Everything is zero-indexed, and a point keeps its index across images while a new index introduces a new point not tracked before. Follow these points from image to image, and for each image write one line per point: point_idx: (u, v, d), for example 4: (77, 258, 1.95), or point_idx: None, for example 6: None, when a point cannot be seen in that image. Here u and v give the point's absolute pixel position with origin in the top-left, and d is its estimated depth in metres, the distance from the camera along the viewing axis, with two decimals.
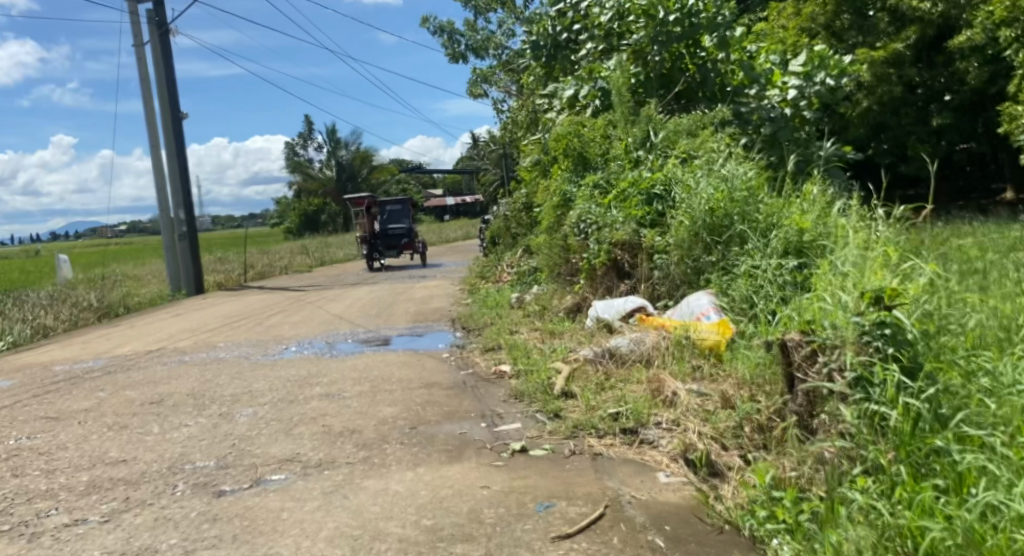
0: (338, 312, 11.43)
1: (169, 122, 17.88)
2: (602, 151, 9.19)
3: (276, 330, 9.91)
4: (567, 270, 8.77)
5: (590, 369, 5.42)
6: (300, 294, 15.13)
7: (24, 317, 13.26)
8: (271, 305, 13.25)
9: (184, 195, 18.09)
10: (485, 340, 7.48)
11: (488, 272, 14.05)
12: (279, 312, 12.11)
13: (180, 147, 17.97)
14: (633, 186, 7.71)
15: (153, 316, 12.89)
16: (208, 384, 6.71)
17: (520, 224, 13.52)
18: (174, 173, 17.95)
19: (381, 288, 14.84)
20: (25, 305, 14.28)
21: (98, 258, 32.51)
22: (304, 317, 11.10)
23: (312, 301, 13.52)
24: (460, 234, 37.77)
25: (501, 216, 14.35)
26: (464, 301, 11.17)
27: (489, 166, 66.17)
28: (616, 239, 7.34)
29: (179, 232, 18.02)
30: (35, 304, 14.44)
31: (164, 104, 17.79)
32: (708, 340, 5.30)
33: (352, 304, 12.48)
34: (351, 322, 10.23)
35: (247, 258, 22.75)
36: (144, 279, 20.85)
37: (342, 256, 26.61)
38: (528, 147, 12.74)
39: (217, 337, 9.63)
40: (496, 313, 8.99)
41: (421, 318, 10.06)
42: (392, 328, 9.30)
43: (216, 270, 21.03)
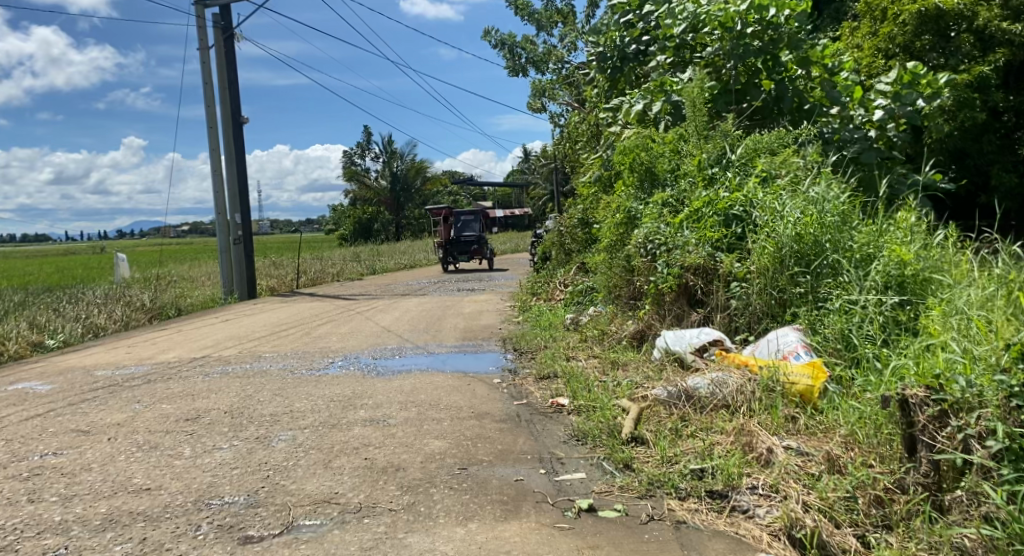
0: (386, 325, 11.01)
1: (229, 124, 17.84)
2: (671, 167, 8.55)
3: (322, 342, 9.53)
4: (630, 295, 8.12)
5: (664, 414, 4.83)
6: (348, 303, 14.80)
7: (76, 315, 13.20)
8: (319, 315, 12.90)
9: (240, 198, 18.01)
10: (541, 365, 6.93)
11: (540, 289, 13.46)
12: (325, 322, 11.74)
13: (239, 150, 17.92)
14: (708, 205, 7.00)
15: (200, 321, 12.66)
16: (247, 400, 6.31)
17: (576, 240, 12.96)
18: (232, 176, 17.89)
19: (430, 301, 14.41)
20: (78, 303, 14.24)
21: (155, 258, 32.95)
22: (352, 329, 10.71)
23: (359, 312, 13.15)
24: (511, 247, 37.34)
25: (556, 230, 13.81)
26: (516, 320, 10.62)
27: (542, 179, 65.85)
28: (690, 264, 6.55)
29: (233, 235, 17.93)
30: (88, 303, 14.40)
31: (225, 107, 17.78)
32: (799, 384, 4.70)
33: (399, 317, 12.05)
34: (398, 337, 9.79)
35: (299, 263, 22.63)
36: (197, 280, 20.87)
37: (392, 265, 26.37)
38: (588, 161, 12.17)
39: (261, 348, 9.28)
40: (550, 336, 8.36)
41: (471, 336, 9.56)
42: (441, 345, 8.84)
43: (268, 275, 20.94)
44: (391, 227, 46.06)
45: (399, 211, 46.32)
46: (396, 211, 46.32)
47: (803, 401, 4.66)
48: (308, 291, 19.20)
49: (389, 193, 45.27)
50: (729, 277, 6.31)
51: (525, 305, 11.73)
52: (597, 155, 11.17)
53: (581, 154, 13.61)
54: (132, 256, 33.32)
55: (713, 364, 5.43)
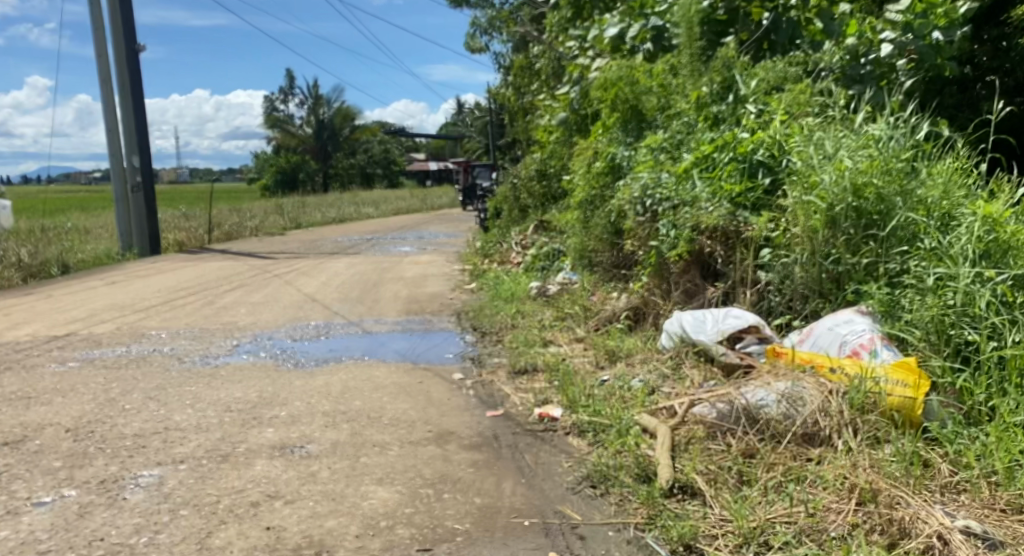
0: (309, 292, 9.24)
1: (122, 52, 15.31)
2: (659, 103, 6.81)
3: (228, 317, 7.72)
4: (620, 262, 6.57)
5: (716, 448, 3.20)
6: (266, 263, 12.86)
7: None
8: (228, 277, 10.97)
9: (137, 139, 15.60)
10: (511, 355, 5.35)
11: (492, 251, 11.74)
12: (235, 287, 9.86)
13: (135, 83, 15.42)
14: (724, 148, 5.34)
15: (78, 284, 10.56)
16: (106, 409, 4.56)
17: (533, 195, 11.40)
18: (128, 113, 15.43)
19: (363, 262, 12.59)
20: None
21: (48, 207, 29.81)
22: (267, 297, 8.90)
23: (279, 274, 11.27)
24: (446, 200, 35.31)
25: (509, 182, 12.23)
26: (467, 290, 8.96)
27: (475, 132, 63.95)
28: (705, 226, 4.90)
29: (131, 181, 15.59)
30: None
31: (116, 31, 15.20)
32: (892, 396, 3.12)
33: (326, 281, 10.26)
34: (324, 309, 8.04)
35: (212, 216, 20.34)
36: (92, 233, 18.45)
37: (319, 219, 24.19)
38: (551, 102, 10.54)
39: (147, 325, 7.42)
40: (517, 311, 6.79)
41: (414, 308, 7.88)
42: (379, 321, 7.19)
43: (176, 227, 18.67)
44: (317, 177, 43.32)
45: (326, 159, 43.67)
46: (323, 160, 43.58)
47: (904, 424, 3.10)
48: (220, 246, 17.07)
49: (315, 141, 42.55)
50: (756, 243, 4.70)
51: (477, 271, 10.05)
52: (565, 94, 9.46)
53: (538, 95, 11.95)
54: (29, 202, 30.20)
55: (763, 365, 3.80)
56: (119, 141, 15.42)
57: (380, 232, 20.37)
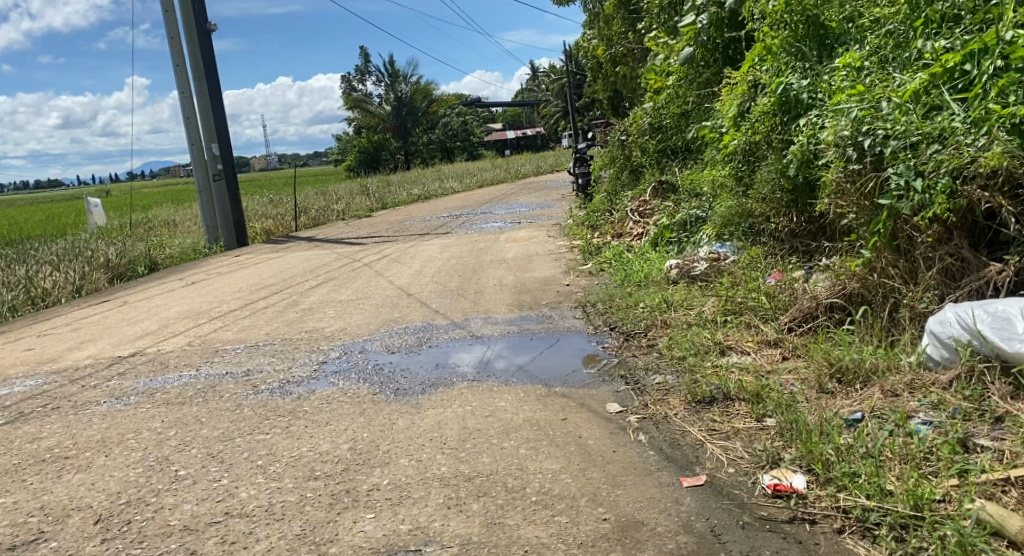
0: (403, 285, 8.01)
1: (194, 36, 14.34)
2: (847, 11, 5.10)
3: (312, 323, 6.56)
4: (806, 232, 5.07)
5: None
6: (353, 250, 11.79)
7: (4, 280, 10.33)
8: (313, 270, 9.88)
9: (215, 125, 14.71)
10: (686, 374, 3.93)
11: (602, 222, 10.18)
12: (321, 282, 8.75)
13: (209, 67, 14.47)
14: (986, 54, 3.73)
15: (159, 286, 9.71)
16: (156, 480, 3.39)
17: (649, 153, 9.83)
18: (204, 99, 14.53)
19: (456, 243, 11.29)
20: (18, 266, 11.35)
21: (139, 202, 29.99)
22: (356, 294, 7.72)
23: (368, 263, 10.11)
24: (532, 168, 33.84)
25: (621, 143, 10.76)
26: (585, 272, 7.48)
27: (554, 95, 62.00)
28: (981, 170, 3.31)
29: (212, 170, 14.76)
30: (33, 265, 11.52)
31: (186, 13, 14.19)
32: None
33: (420, 269, 9.00)
34: (422, 306, 6.78)
35: (297, 201, 19.57)
36: (180, 226, 17.94)
37: (404, 196, 23.11)
38: (668, 41, 8.91)
39: (222, 337, 6.34)
40: (667, 302, 5.29)
41: (528, 300, 6.49)
42: (490, 321, 5.88)
43: (263, 215, 17.96)
44: (399, 154, 42.52)
45: (406, 136, 42.97)
46: (404, 136, 42.76)
47: None
48: (307, 233, 16.22)
49: (395, 117, 41.75)
50: None
51: (592, 248, 8.53)
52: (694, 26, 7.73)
53: (647, 36, 10.31)
54: (123, 199, 30.44)
55: None
56: (198, 130, 14.57)
57: (468, 207, 19.07)
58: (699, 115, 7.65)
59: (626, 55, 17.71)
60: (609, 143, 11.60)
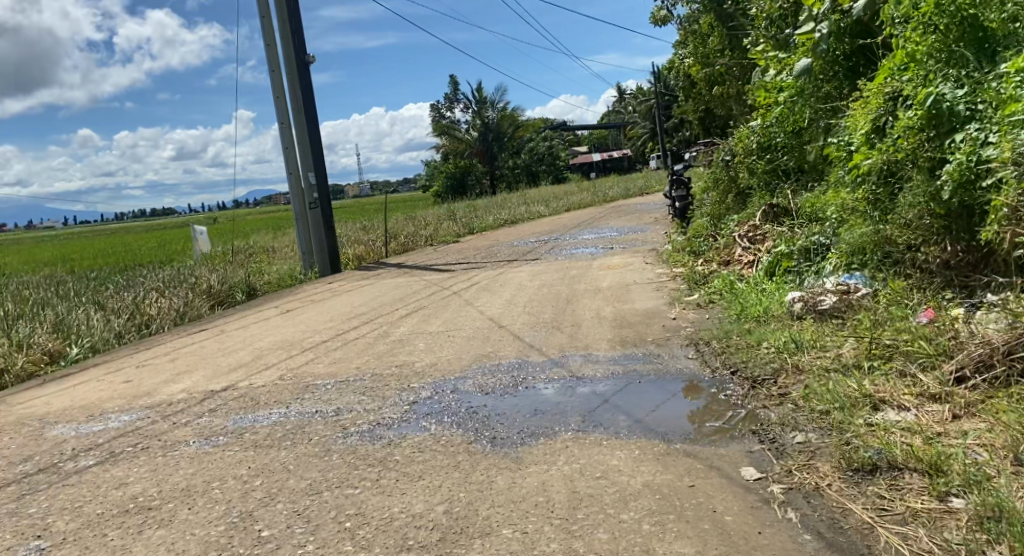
0: (496, 316, 7.64)
1: (293, 67, 14.52)
2: (1012, 10, 4.45)
3: (404, 356, 6.25)
4: (963, 263, 4.50)
5: None
6: (444, 277, 11.55)
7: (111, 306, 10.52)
8: (404, 298, 9.64)
9: (312, 154, 14.83)
10: (841, 433, 3.36)
11: (704, 248, 9.57)
12: (412, 312, 8.49)
13: (307, 98, 14.61)
14: None
15: (254, 315, 9.68)
16: (239, 544, 3.08)
17: (756, 175, 9.21)
18: (302, 129, 14.67)
19: (549, 270, 10.88)
20: (124, 292, 11.62)
21: (237, 230, 30.96)
22: (449, 325, 7.39)
23: (460, 291, 9.81)
24: (621, 191, 33.24)
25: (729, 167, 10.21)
26: (692, 304, 6.91)
27: (642, 118, 61.31)
28: None
29: (309, 198, 14.86)
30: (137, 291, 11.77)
31: (286, 45, 14.39)
32: None
33: (513, 299, 8.61)
34: (518, 340, 6.37)
35: (388, 227, 19.67)
36: (276, 253, 18.25)
37: (493, 221, 22.96)
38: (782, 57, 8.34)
39: (313, 370, 6.09)
40: (795, 341, 4.68)
41: (632, 335, 5.99)
42: (592, 358, 5.42)
43: (355, 241, 18.09)
44: (487, 179, 42.68)
45: (493, 162, 43.04)
46: (492, 161, 42.93)
47: None
48: (398, 259, 16.18)
49: (483, 143, 42.01)
50: None
51: (697, 277, 7.95)
52: (813, 36, 7.14)
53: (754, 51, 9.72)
54: (222, 224, 31.50)
55: None
56: (296, 159, 14.71)
57: (558, 232, 18.62)
58: (820, 135, 7.06)
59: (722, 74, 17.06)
60: (711, 165, 11.02)
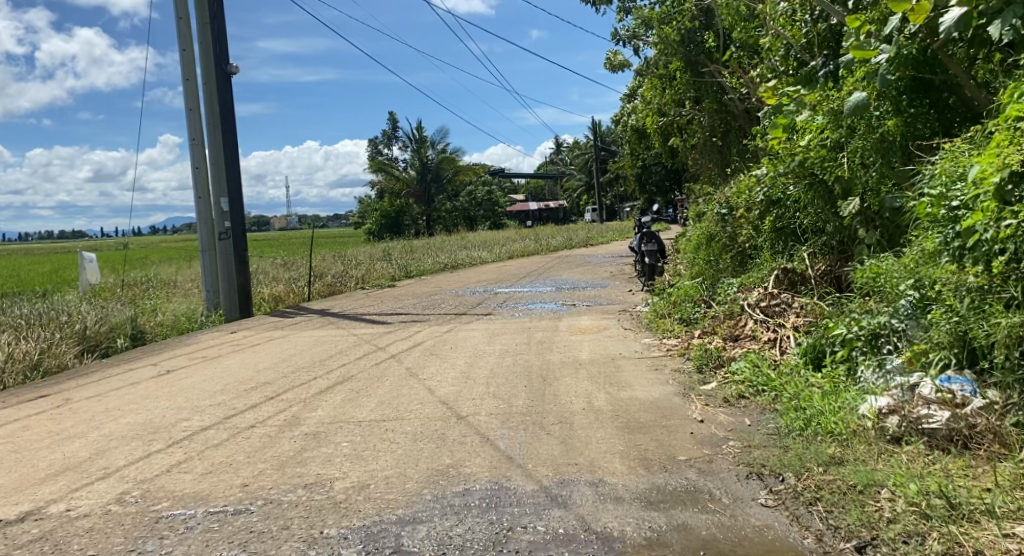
0: (448, 398, 5.71)
1: (211, 75, 11.88)
2: None
3: (316, 466, 4.28)
4: None
5: None
6: (376, 332, 9.57)
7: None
8: (324, 360, 7.58)
9: (228, 178, 12.14)
10: None
11: (698, 319, 7.96)
12: (334, 383, 6.47)
13: (226, 113, 11.96)
14: None
15: (126, 373, 7.46)
16: None
17: (772, 242, 7.87)
18: (217, 148, 12.02)
19: (505, 331, 9.01)
20: None
21: (142, 258, 28.16)
22: (382, 411, 5.43)
23: (396, 353, 7.85)
24: (563, 241, 31.92)
25: (727, 221, 8.72)
26: (718, 398, 5.13)
27: (580, 170, 60.93)
28: None
29: (219, 228, 12.16)
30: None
31: (204, 50, 11.80)
32: None
33: (468, 372, 6.70)
34: (486, 445, 4.46)
35: (313, 266, 17.53)
36: (179, 288, 15.84)
37: (430, 265, 21.09)
38: (813, 97, 6.91)
39: (175, 488, 4.06)
40: (945, 497, 3.01)
41: (652, 449, 4.17)
42: (604, 491, 3.59)
43: (274, 279, 15.87)
44: (418, 219, 40.62)
45: (430, 204, 41.07)
46: (427, 204, 40.92)
47: None
48: (321, 304, 14.06)
49: (418, 184, 40.34)
50: None
51: (706, 358, 6.23)
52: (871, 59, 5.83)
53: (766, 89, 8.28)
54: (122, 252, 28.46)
55: None
56: (207, 182, 12.04)
57: (505, 281, 16.87)
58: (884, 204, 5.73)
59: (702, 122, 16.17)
60: (705, 217, 9.53)
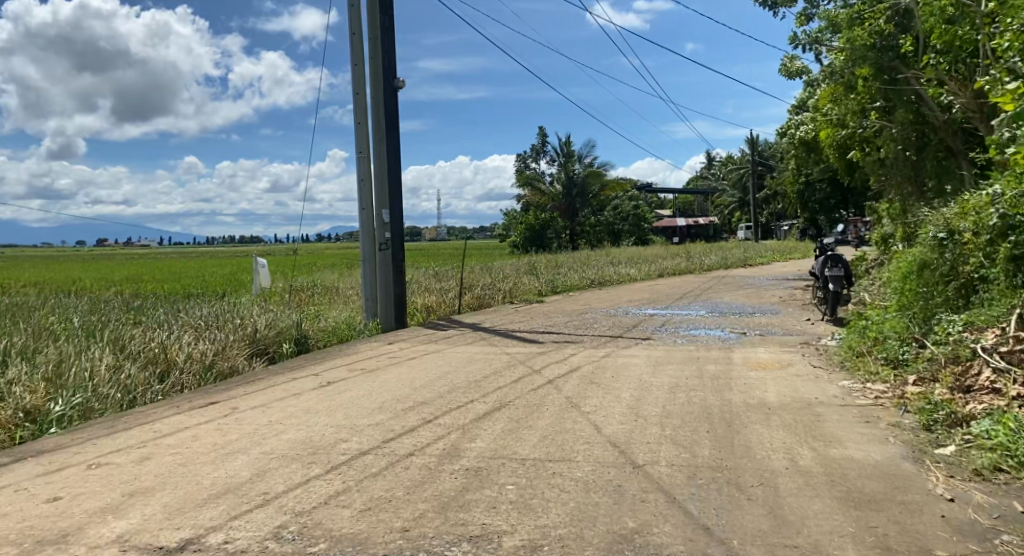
0: (620, 440, 5.05)
1: (379, 88, 11.84)
2: None
3: (482, 514, 3.75)
4: None
5: None
6: (532, 353, 9.06)
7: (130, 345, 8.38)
8: (481, 382, 7.12)
9: (391, 190, 12.07)
10: None
11: (909, 361, 6.85)
12: (494, 410, 5.98)
13: (391, 126, 11.89)
14: None
15: (287, 383, 7.34)
16: None
17: (1010, 272, 6.74)
18: (382, 161, 11.98)
19: (671, 360, 8.21)
20: (149, 321, 9.57)
21: (300, 263, 29.42)
22: (548, 449, 4.84)
23: (556, 378, 7.29)
24: (716, 260, 30.43)
25: (948, 248, 7.57)
26: (965, 471, 4.17)
27: (734, 187, 58.54)
28: None
29: (380, 239, 12.10)
30: (167, 320, 9.73)
31: (374, 63, 11.77)
32: None
33: (639, 407, 6.00)
34: (678, 508, 3.75)
35: (465, 279, 17.40)
36: (337, 295, 16.14)
37: (579, 281, 20.51)
38: None
39: (332, 527, 3.66)
40: None
41: (896, 536, 3.31)
42: None
43: (426, 290, 15.84)
44: (566, 234, 40.25)
45: (574, 217, 40.80)
46: (572, 217, 40.73)
47: None
48: (474, 318, 13.82)
49: (567, 198, 39.98)
50: None
51: (936, 415, 5.21)
52: None
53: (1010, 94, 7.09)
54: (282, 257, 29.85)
55: None
56: (371, 193, 12.04)
57: (661, 302, 15.99)
58: None
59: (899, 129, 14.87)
60: (916, 240, 8.36)
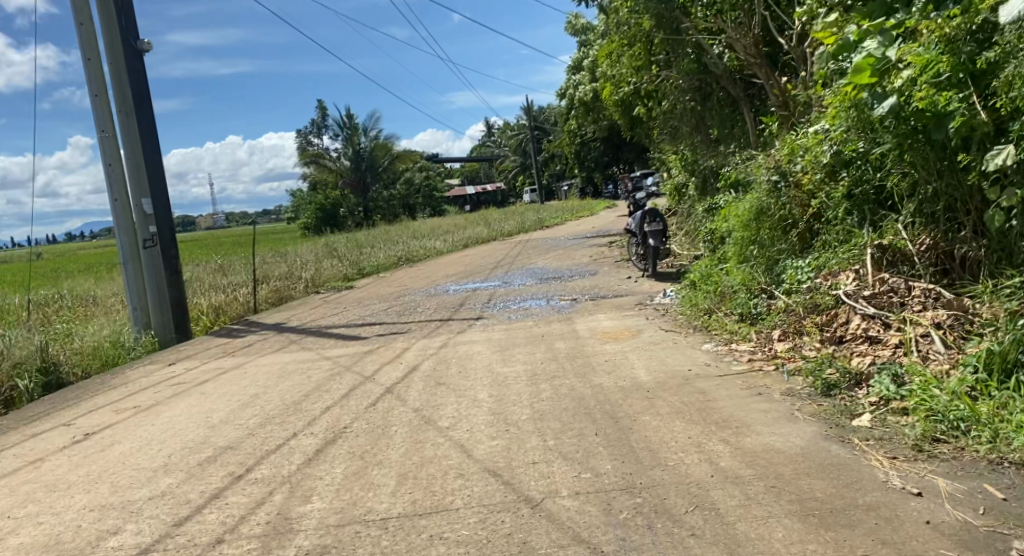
0: (499, 466, 4.00)
1: (118, 51, 9.60)
2: None
3: None
4: None
5: None
6: (351, 353, 7.73)
7: None
8: (300, 404, 5.74)
9: (150, 175, 9.93)
10: None
11: (764, 315, 6.41)
12: (326, 445, 4.68)
13: (140, 96, 9.76)
14: None
15: (29, 442, 5.47)
16: None
17: (856, 212, 6.51)
18: (133, 140, 9.81)
19: (516, 342, 7.30)
20: None
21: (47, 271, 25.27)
22: (412, 498, 3.69)
23: (391, 385, 6.07)
24: (512, 224, 30.31)
25: (785, 192, 7.27)
26: (904, 447, 3.57)
27: (517, 150, 59.39)
28: None
29: (142, 234, 9.94)
30: None
31: (107, 21, 9.50)
32: None
33: (505, 412, 4.98)
34: None
35: (255, 271, 15.40)
36: (98, 306, 13.53)
37: (381, 260, 19.16)
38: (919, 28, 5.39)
39: None
40: None
41: None
42: None
43: (210, 288, 13.72)
44: (357, 210, 38.24)
45: (363, 191, 39.14)
46: (362, 192, 39.02)
47: None
48: (272, 316, 12.08)
49: (352, 172, 38.09)
50: None
51: (830, 376, 4.66)
52: None
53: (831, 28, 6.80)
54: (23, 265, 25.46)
55: None
56: (125, 180, 9.80)
57: (475, 273, 15.14)
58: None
59: (682, 81, 14.94)
60: (749, 188, 8.08)
